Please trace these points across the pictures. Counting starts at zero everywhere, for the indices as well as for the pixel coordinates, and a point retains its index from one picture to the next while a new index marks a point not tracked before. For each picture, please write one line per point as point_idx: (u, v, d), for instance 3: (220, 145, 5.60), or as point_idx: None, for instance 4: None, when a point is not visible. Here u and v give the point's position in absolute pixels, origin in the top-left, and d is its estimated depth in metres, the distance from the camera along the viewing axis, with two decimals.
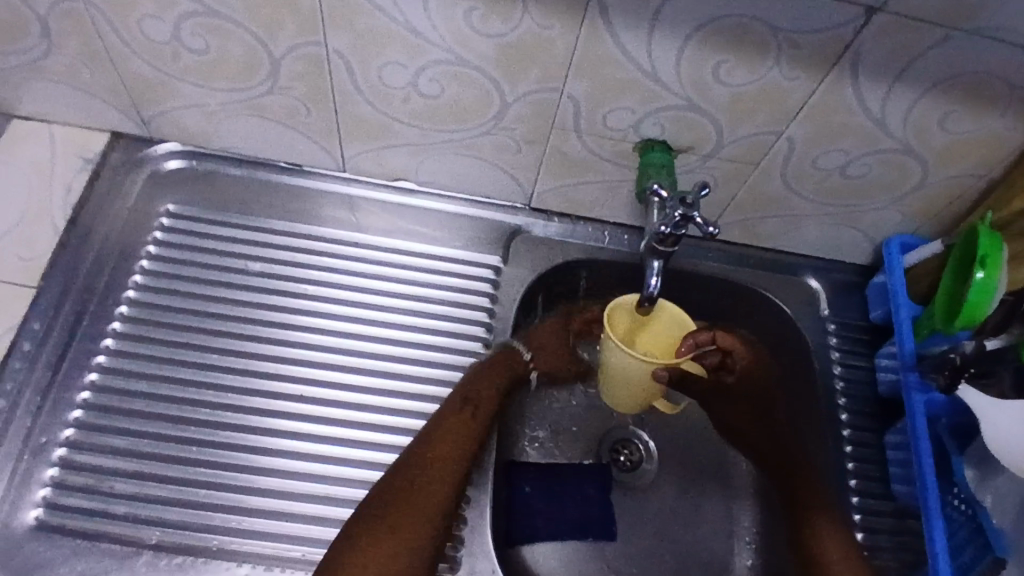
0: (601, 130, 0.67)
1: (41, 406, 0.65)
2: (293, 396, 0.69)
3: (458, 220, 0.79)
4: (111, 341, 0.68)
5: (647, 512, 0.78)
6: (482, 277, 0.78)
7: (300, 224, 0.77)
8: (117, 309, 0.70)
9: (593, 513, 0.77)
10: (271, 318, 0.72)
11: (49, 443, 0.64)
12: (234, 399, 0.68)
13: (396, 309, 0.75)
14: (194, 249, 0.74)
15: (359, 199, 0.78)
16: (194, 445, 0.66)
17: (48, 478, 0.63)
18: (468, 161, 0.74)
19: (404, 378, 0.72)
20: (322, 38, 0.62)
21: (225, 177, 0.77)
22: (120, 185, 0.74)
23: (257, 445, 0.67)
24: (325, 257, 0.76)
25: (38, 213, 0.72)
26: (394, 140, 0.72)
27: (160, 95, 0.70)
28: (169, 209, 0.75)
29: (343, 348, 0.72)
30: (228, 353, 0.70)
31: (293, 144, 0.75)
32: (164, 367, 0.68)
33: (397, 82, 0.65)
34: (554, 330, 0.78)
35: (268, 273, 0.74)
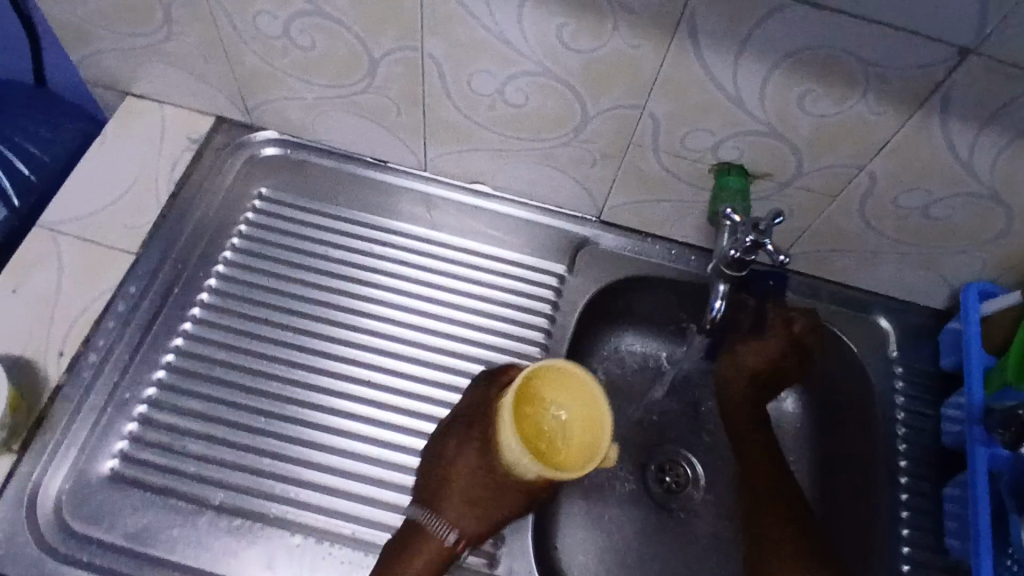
0: (679, 150, 0.68)
1: (128, 364, 0.69)
2: (357, 380, 0.72)
3: (529, 226, 0.81)
4: (198, 311, 0.73)
5: (686, 534, 0.78)
6: (546, 283, 0.79)
7: (379, 217, 0.80)
8: (206, 282, 0.74)
9: (633, 533, 0.78)
10: (343, 304, 0.76)
11: (132, 398, 0.68)
12: (302, 376, 0.72)
13: (461, 308, 0.78)
14: (279, 232, 0.78)
15: (436, 198, 0.82)
16: (264, 415, 0.70)
17: (128, 431, 0.67)
18: (544, 170, 0.76)
19: (462, 375, 0.74)
20: (419, 44, 0.65)
21: (316, 167, 0.81)
22: (220, 167, 0.80)
23: (321, 422, 0.70)
24: (398, 251, 0.79)
25: (144, 185, 0.77)
26: (476, 145, 0.75)
27: (265, 86, 0.75)
28: (261, 192, 0.79)
29: (407, 340, 0.75)
30: (302, 333, 0.74)
31: (380, 141, 0.79)
32: (241, 340, 0.72)
33: (485, 90, 0.67)
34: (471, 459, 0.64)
35: (345, 261, 0.78)
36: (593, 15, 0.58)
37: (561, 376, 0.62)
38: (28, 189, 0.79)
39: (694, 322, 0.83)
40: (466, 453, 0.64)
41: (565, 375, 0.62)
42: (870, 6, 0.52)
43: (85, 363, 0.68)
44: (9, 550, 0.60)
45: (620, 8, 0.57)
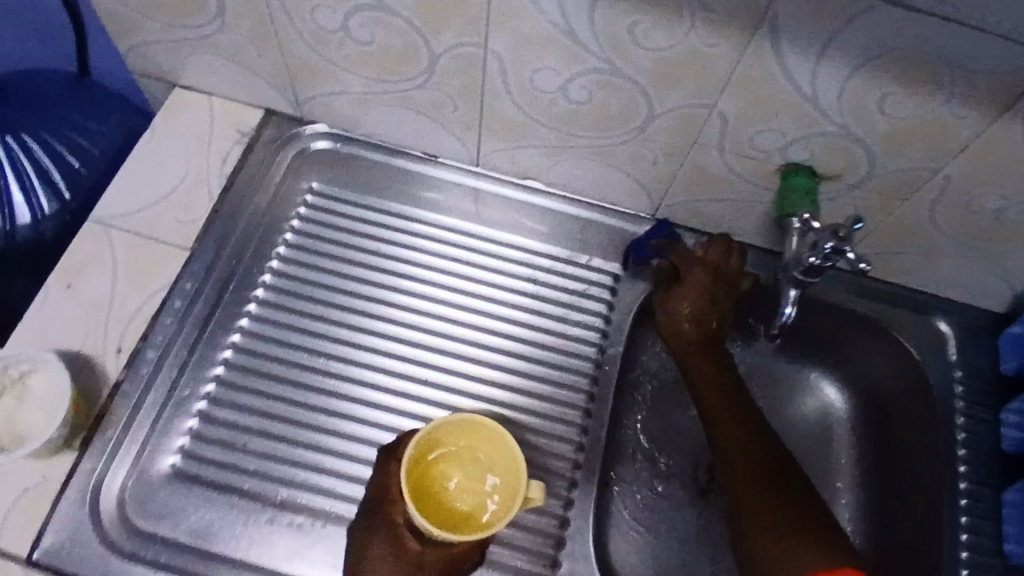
0: (745, 149, 0.67)
1: (186, 361, 0.69)
2: (411, 378, 0.73)
3: (582, 223, 0.80)
4: (253, 307, 0.73)
5: None
6: (601, 280, 0.79)
7: (430, 213, 0.80)
8: (260, 278, 0.74)
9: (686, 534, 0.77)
10: (396, 300, 0.76)
11: (190, 396, 0.68)
12: (357, 374, 0.72)
13: (513, 306, 0.77)
14: (332, 227, 0.78)
15: (486, 192, 0.80)
16: (321, 413, 0.70)
17: (187, 428, 0.67)
18: (601, 168, 0.74)
19: (516, 374, 0.74)
20: (482, 40, 0.63)
21: (365, 161, 0.80)
22: (270, 161, 0.78)
23: (377, 421, 0.70)
24: (449, 247, 0.79)
25: (195, 180, 0.76)
26: (532, 141, 0.73)
27: (317, 80, 0.73)
28: (312, 186, 0.79)
29: (460, 338, 0.75)
30: (356, 330, 0.74)
31: (433, 136, 0.77)
32: (297, 336, 0.73)
33: (547, 87, 0.66)
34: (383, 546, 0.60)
35: (396, 258, 0.78)
36: (669, 12, 0.56)
37: (459, 432, 0.62)
38: (78, 185, 0.79)
39: (763, 328, 0.85)
40: (373, 543, 0.60)
41: (469, 428, 0.61)
42: (964, 7, 0.50)
43: (144, 361, 0.68)
44: (71, 550, 0.60)
45: (698, 5, 0.55)
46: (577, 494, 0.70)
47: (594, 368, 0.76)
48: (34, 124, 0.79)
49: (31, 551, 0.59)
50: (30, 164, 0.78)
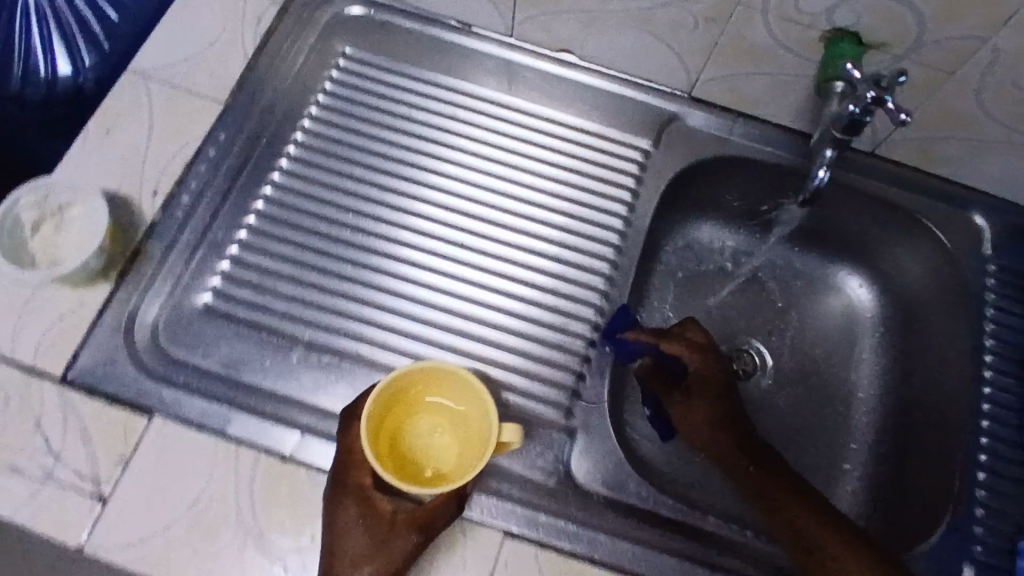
0: (789, 12, 0.65)
1: (219, 208, 0.71)
2: (435, 237, 0.74)
3: (615, 99, 0.79)
4: (286, 163, 0.74)
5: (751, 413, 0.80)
6: (631, 156, 0.78)
7: (461, 83, 0.80)
8: (292, 135, 0.76)
9: None
10: (423, 164, 0.76)
11: (225, 240, 0.70)
12: (384, 230, 0.73)
13: (540, 176, 0.77)
14: (364, 92, 0.78)
15: (519, 66, 0.80)
16: (349, 264, 0.71)
17: (220, 269, 0.69)
18: (637, 36, 0.73)
19: (540, 240, 0.75)
20: None
21: (399, 30, 0.80)
22: (306, 25, 0.79)
23: (403, 274, 0.72)
24: (478, 116, 0.79)
25: (231, 38, 0.75)
26: (569, 6, 0.72)
27: None
28: (344, 52, 0.79)
29: (487, 204, 0.76)
30: (384, 190, 0.75)
31: (468, 1, 0.76)
32: (327, 192, 0.74)
33: None
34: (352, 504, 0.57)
35: (426, 124, 0.78)
36: None
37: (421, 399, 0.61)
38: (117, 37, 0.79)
39: (790, 196, 0.81)
40: (343, 510, 0.57)
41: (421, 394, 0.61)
42: None
43: (179, 205, 0.69)
44: (106, 370, 0.62)
45: None
46: (595, 354, 0.71)
47: (618, 241, 0.75)
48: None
49: (68, 369, 0.62)
50: (73, 18, 0.79)
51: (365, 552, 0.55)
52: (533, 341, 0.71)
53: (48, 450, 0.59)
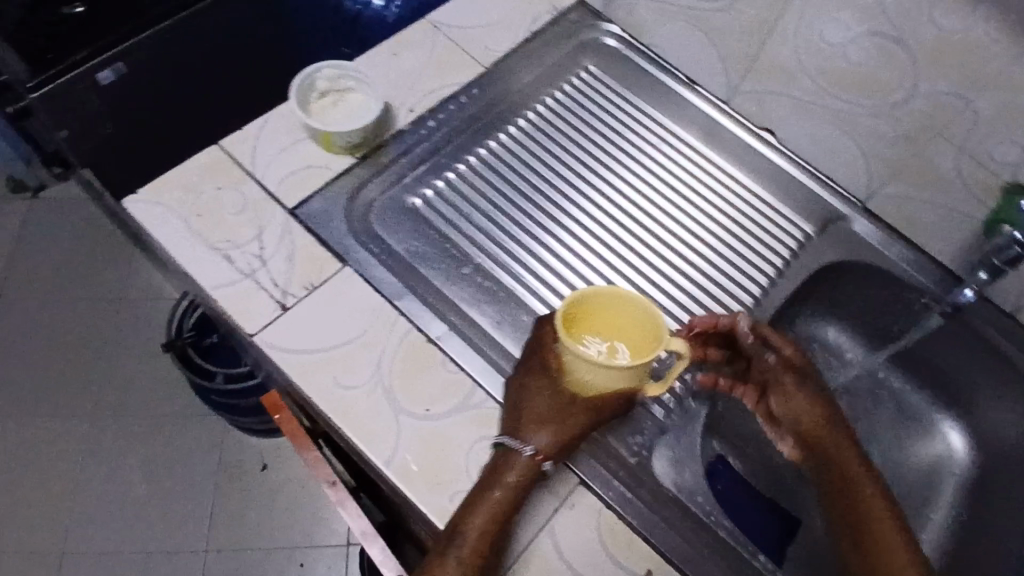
0: (980, 155, 0.74)
1: (452, 139, 0.84)
2: (608, 230, 0.84)
3: (796, 184, 0.89)
4: (513, 129, 0.88)
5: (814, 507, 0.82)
6: (794, 233, 0.87)
7: (672, 125, 0.92)
8: (526, 111, 0.89)
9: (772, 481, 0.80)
10: (619, 172, 0.88)
11: (446, 165, 0.83)
12: (570, 209, 0.84)
13: (712, 219, 0.87)
14: (593, 102, 0.92)
15: (725, 129, 0.91)
16: (532, 221, 0.83)
17: (435, 185, 0.82)
18: (837, 135, 0.84)
19: (694, 268, 0.83)
20: None
21: (638, 67, 0.94)
22: (568, 36, 0.94)
23: (572, 247, 0.82)
24: (677, 154, 0.90)
25: (510, 25, 0.92)
26: (790, 92, 0.84)
27: None
28: (589, 69, 0.94)
29: (661, 223, 0.86)
30: (580, 178, 0.87)
31: (705, 62, 0.90)
32: (536, 163, 0.86)
33: (829, 40, 0.77)
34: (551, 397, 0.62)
35: (633, 143, 0.90)
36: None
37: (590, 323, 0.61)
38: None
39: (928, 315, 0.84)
40: (534, 378, 0.62)
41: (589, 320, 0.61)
42: None
43: (424, 125, 0.83)
44: (326, 218, 0.75)
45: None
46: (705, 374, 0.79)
47: (760, 296, 0.83)
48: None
49: (298, 206, 0.75)
50: None
51: (548, 423, 0.61)
52: None
53: (259, 254, 0.72)
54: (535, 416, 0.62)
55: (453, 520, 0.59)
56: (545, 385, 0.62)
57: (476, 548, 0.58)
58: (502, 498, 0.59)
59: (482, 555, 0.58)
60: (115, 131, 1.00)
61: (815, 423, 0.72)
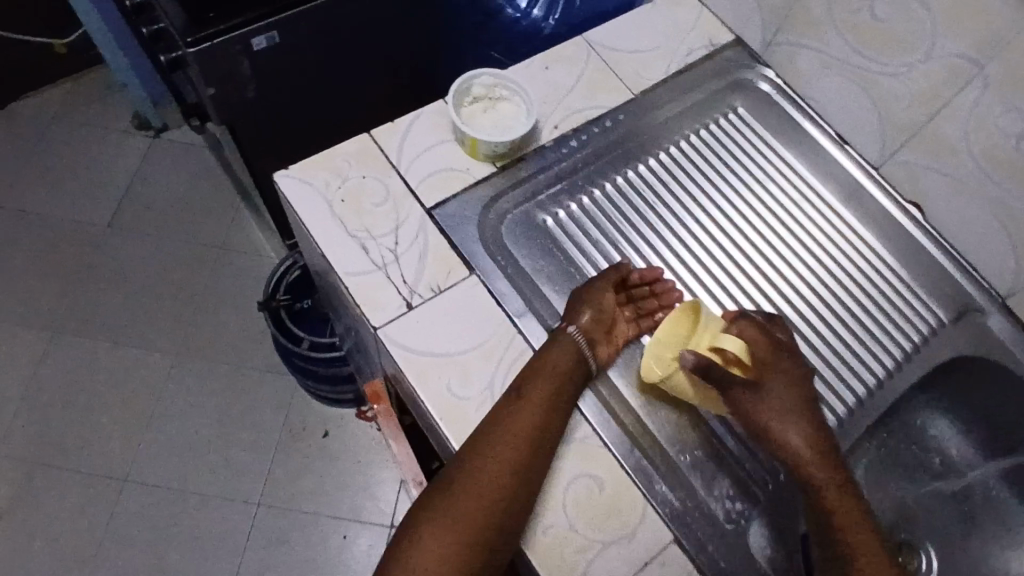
0: None
1: (592, 163, 0.84)
2: (734, 282, 0.82)
3: (934, 265, 0.85)
4: (653, 161, 0.87)
5: None
6: (926, 319, 0.83)
7: (813, 181, 0.89)
8: (667, 145, 0.88)
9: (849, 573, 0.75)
10: (752, 223, 0.86)
11: (581, 189, 0.83)
12: (698, 253, 0.83)
13: (842, 289, 0.84)
14: (736, 144, 0.90)
15: (867, 193, 0.88)
16: (658, 258, 0.81)
17: (567, 206, 0.82)
18: (992, 224, 0.80)
19: (815, 337, 0.82)
20: (984, 60, 0.72)
21: (786, 114, 0.91)
22: (721, 73, 0.92)
23: (696, 293, 0.81)
24: (815, 214, 0.88)
25: (664, 54, 0.90)
26: (949, 171, 0.80)
27: (806, 29, 0.86)
28: (737, 110, 0.92)
29: (788, 284, 0.83)
30: (713, 223, 0.85)
31: (859, 123, 0.87)
32: (670, 199, 0.85)
33: (1009, 128, 0.73)
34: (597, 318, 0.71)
35: (770, 196, 0.88)
36: None
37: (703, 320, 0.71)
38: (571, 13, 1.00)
39: None
40: (596, 288, 0.73)
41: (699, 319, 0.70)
42: None
43: (565, 145, 0.83)
44: (460, 223, 0.76)
45: None
46: None
47: (878, 378, 0.81)
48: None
49: (436, 207, 0.76)
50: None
51: (594, 328, 0.70)
52: None
53: (392, 249, 0.73)
54: (588, 331, 0.70)
55: (491, 430, 0.64)
56: (607, 304, 0.72)
57: (501, 465, 0.61)
58: (525, 421, 0.63)
59: (521, 457, 0.62)
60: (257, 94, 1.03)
61: (815, 449, 0.66)
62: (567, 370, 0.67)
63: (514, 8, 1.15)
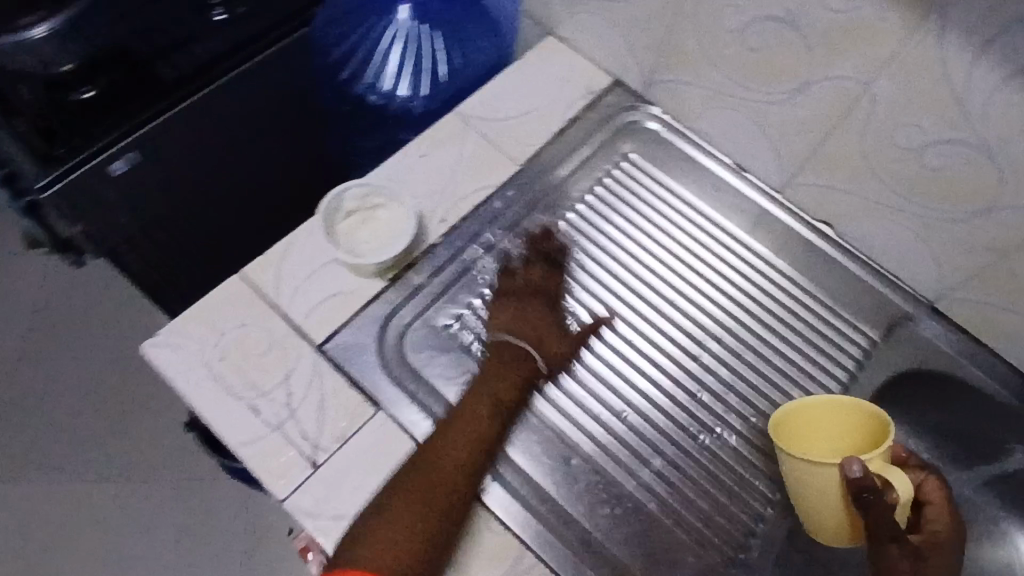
0: None
1: (488, 249, 0.78)
2: (655, 345, 0.78)
3: (855, 281, 0.83)
4: (551, 233, 0.81)
5: None
6: (858, 340, 0.81)
7: (717, 215, 0.86)
8: (564, 211, 0.83)
9: None
10: (662, 274, 0.82)
11: (480, 281, 0.77)
12: (613, 322, 0.78)
13: (767, 327, 0.81)
14: (634, 194, 0.86)
15: (774, 219, 0.85)
16: (578, 342, 0.76)
17: (470, 304, 0.75)
18: (907, 236, 0.77)
19: (751, 386, 0.78)
20: (870, 80, 0.68)
21: (679, 150, 0.88)
22: (607, 121, 0.87)
23: (616, 368, 0.76)
24: (724, 252, 0.84)
25: (542, 114, 0.85)
26: (854, 188, 0.77)
27: (683, 65, 0.81)
28: (628, 155, 0.88)
29: (715, 338, 0.79)
30: (621, 286, 0.80)
31: (755, 151, 0.83)
32: (577, 271, 0.80)
33: (907, 143, 0.70)
34: (506, 317, 0.73)
35: (676, 241, 0.84)
36: None
37: (818, 418, 0.67)
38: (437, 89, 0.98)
39: None
40: (536, 269, 0.77)
41: (824, 411, 0.67)
42: None
43: (456, 237, 0.77)
44: (356, 353, 0.70)
45: None
46: None
47: None
48: (449, 28, 0.98)
49: (326, 340, 0.70)
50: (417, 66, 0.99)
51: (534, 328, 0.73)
52: (718, 482, 0.73)
53: (286, 402, 0.66)
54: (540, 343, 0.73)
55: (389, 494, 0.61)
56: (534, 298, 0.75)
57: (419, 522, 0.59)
58: (451, 471, 0.62)
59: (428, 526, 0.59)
60: (133, 220, 0.94)
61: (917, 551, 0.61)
62: (518, 381, 0.69)
63: (375, 93, 1.00)
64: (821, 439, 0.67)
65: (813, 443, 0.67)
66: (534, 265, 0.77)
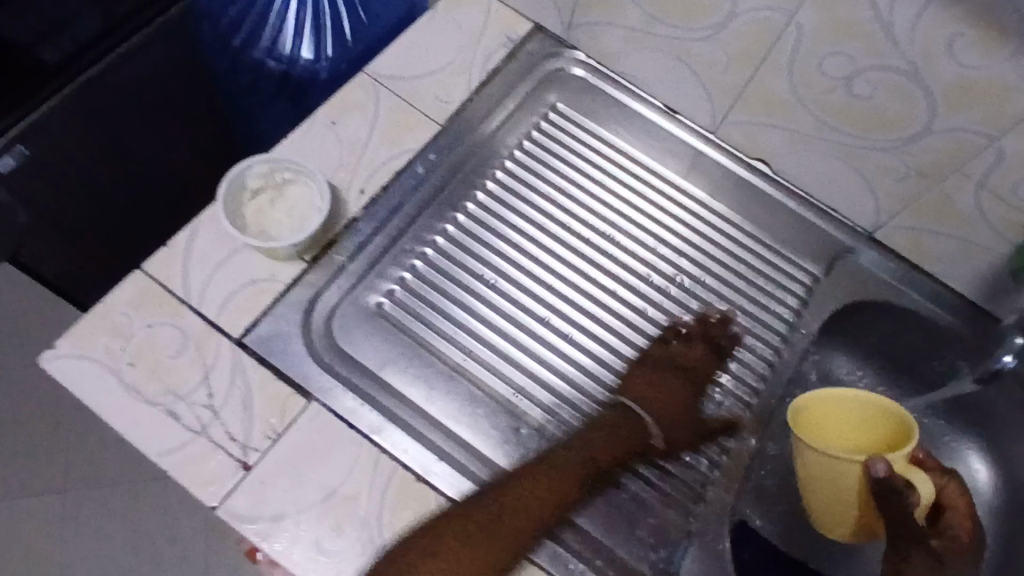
0: (1006, 194, 0.66)
1: (414, 218, 0.74)
2: (596, 300, 0.76)
3: (793, 218, 0.81)
4: (480, 195, 0.78)
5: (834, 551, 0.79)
6: (799, 278, 0.80)
7: (650, 160, 0.83)
8: (491, 171, 0.79)
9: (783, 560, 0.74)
10: (599, 227, 0.79)
11: (410, 252, 0.73)
12: (550, 282, 0.76)
13: (707, 272, 0.79)
14: (564, 146, 0.82)
15: (709, 161, 0.83)
16: (516, 307, 0.74)
17: (400, 278, 0.72)
18: (842, 168, 0.75)
19: (694, 333, 0.77)
20: (792, 9, 0.65)
21: (608, 97, 0.84)
22: (530, 70, 0.82)
23: (557, 329, 0.74)
24: (658, 198, 0.82)
25: (460, 66, 0.79)
26: (786, 124, 0.75)
27: (602, 6, 0.77)
28: (555, 105, 0.83)
29: (656, 288, 0.78)
30: (556, 244, 0.78)
31: (685, 92, 0.80)
32: (510, 232, 0.77)
33: (834, 73, 0.68)
34: (653, 393, 0.71)
35: (611, 191, 0.81)
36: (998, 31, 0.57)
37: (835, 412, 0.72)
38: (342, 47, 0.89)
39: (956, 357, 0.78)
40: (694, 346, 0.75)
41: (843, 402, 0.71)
42: None
43: (376, 210, 0.71)
44: (279, 343, 0.65)
45: None
46: (724, 461, 0.73)
47: (771, 355, 0.78)
48: None
49: (245, 333, 0.64)
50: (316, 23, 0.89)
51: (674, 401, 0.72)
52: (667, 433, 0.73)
53: (208, 404, 0.62)
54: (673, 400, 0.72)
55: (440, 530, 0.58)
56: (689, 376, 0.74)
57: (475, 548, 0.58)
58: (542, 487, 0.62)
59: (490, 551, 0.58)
60: (29, 217, 0.86)
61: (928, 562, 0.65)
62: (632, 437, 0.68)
63: (276, 58, 0.91)
64: (837, 431, 0.72)
65: (831, 434, 0.72)
66: (697, 345, 0.75)
